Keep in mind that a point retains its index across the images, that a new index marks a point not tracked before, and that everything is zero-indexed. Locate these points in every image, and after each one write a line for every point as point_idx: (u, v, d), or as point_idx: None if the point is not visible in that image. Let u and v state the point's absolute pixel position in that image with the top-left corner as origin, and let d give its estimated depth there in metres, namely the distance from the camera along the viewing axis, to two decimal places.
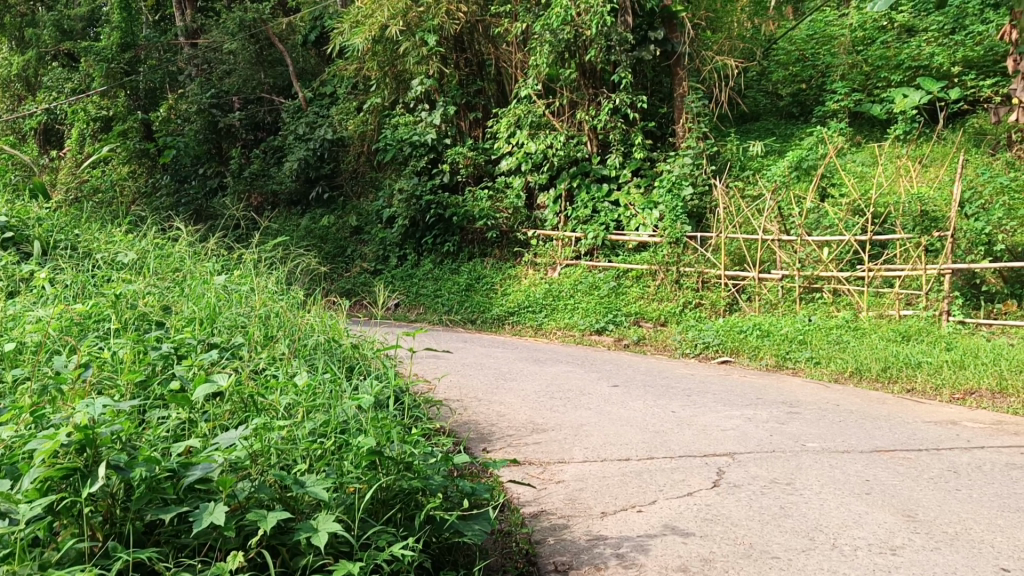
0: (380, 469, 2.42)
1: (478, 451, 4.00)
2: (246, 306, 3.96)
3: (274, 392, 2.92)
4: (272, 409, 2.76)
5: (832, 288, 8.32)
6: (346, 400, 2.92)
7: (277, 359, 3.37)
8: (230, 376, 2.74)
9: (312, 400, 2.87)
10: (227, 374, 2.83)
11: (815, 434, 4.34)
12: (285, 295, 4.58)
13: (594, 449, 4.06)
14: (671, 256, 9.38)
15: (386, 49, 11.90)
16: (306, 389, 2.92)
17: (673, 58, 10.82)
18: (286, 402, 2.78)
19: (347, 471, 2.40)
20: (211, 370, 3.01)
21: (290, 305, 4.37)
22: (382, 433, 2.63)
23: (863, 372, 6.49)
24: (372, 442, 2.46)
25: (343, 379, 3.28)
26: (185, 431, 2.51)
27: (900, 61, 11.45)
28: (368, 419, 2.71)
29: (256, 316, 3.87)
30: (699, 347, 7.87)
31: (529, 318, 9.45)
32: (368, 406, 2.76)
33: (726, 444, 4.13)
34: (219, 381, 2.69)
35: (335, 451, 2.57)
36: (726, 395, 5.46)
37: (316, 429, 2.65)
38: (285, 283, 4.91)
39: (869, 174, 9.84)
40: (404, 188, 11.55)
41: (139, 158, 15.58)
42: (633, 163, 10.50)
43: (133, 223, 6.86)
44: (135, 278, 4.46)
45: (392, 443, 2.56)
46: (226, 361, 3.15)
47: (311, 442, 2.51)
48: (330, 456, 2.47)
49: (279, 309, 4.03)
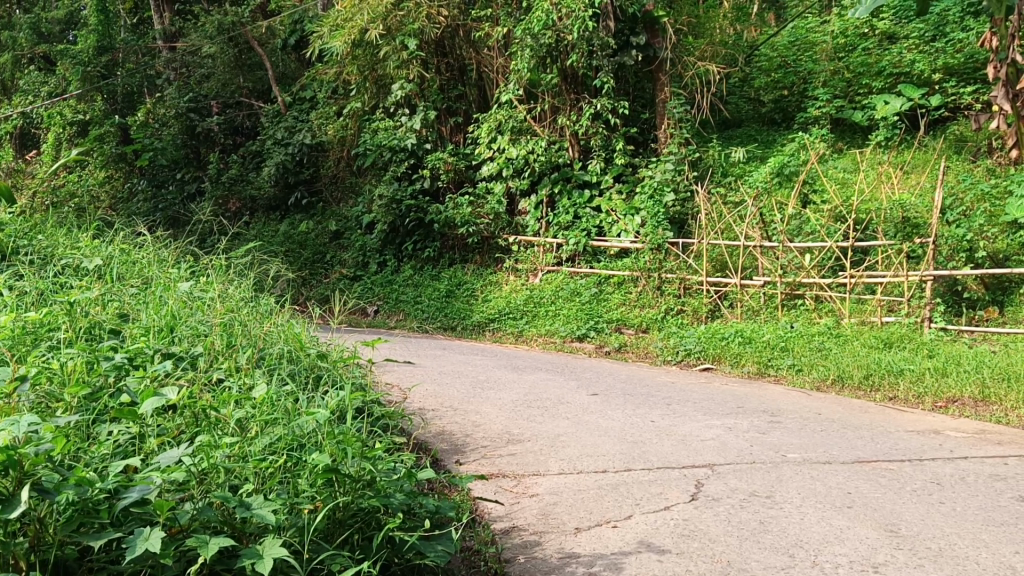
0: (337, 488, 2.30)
1: (450, 463, 3.88)
2: (206, 313, 3.85)
3: (231, 405, 2.80)
4: (225, 422, 2.64)
5: (814, 294, 8.25)
6: (306, 411, 2.80)
7: (237, 370, 3.25)
8: (181, 390, 2.63)
9: (269, 412, 2.76)
10: (179, 387, 2.71)
11: (796, 445, 4.25)
12: (250, 303, 4.46)
13: (570, 461, 3.95)
14: (653, 262, 9.26)
15: (366, 53, 11.77)
16: (263, 401, 2.81)
17: (655, 63, 10.80)
18: (240, 416, 2.67)
19: (303, 490, 2.29)
20: (164, 382, 2.89)
21: (256, 312, 4.26)
22: (340, 448, 2.51)
23: (845, 380, 6.42)
24: (329, 458, 2.35)
25: (305, 392, 3.16)
26: (131, 449, 2.41)
27: (881, 67, 11.42)
28: (326, 433, 2.59)
29: (217, 322, 3.76)
30: (680, 353, 7.78)
31: (510, 324, 9.34)
32: (325, 420, 2.64)
33: (705, 455, 4.03)
34: (169, 394, 2.59)
35: (290, 469, 2.45)
36: (706, 404, 5.36)
37: (272, 444, 2.54)
38: (254, 291, 4.78)
39: (850, 180, 9.81)
40: (384, 194, 11.44)
41: (116, 163, 15.37)
42: (615, 169, 10.42)
43: (102, 229, 6.69)
44: (97, 284, 4.33)
45: (350, 459, 2.43)
46: (182, 373, 3.03)
47: (263, 459, 2.39)
48: (283, 473, 2.36)
49: (243, 317, 3.91)
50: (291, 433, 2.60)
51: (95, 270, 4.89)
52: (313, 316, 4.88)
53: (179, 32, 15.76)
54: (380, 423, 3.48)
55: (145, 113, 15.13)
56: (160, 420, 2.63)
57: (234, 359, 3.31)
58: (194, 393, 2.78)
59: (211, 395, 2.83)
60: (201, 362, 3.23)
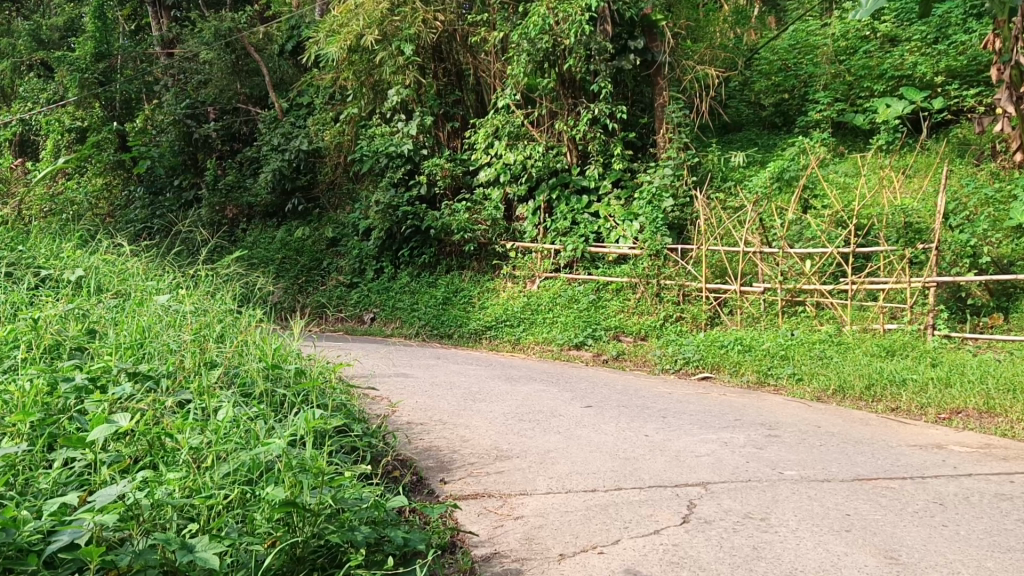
0: (293, 525, 2.31)
1: (435, 483, 3.76)
2: (178, 327, 3.78)
3: (185, 432, 2.77)
4: (177, 454, 2.63)
5: (815, 301, 8.12)
6: (266, 439, 2.79)
7: (205, 390, 3.19)
8: (133, 417, 2.64)
9: (228, 442, 2.74)
10: (133, 412, 2.71)
11: (793, 461, 4.11)
12: (230, 315, 4.38)
13: (559, 478, 3.82)
14: (651, 268, 9.13)
15: (362, 59, 11.66)
16: (221, 431, 2.78)
17: (653, 67, 10.66)
18: (196, 443, 2.66)
19: (258, 526, 2.30)
20: (122, 405, 2.88)
21: (233, 325, 4.16)
22: (298, 480, 2.49)
23: (846, 390, 6.28)
24: (285, 494, 2.36)
25: (272, 414, 3.11)
26: (81, 479, 2.40)
27: (883, 70, 11.29)
28: (285, 465, 2.57)
29: (188, 337, 3.67)
30: (679, 362, 7.65)
31: (507, 332, 9.22)
32: (281, 450, 2.63)
33: (698, 472, 3.91)
34: (121, 422, 2.59)
35: (244, 502, 2.45)
36: (703, 417, 5.23)
37: (226, 476, 2.54)
38: (236, 304, 4.67)
39: (852, 185, 9.66)
40: (381, 200, 11.31)
41: (113, 170, 15.27)
42: (613, 174, 10.27)
43: (92, 240, 6.56)
44: (75, 300, 4.23)
45: (310, 491, 2.45)
46: (143, 394, 3.01)
47: (215, 493, 2.39)
48: (237, 510, 2.36)
49: (216, 333, 3.85)
50: (247, 464, 2.60)
51: (78, 284, 4.78)
52: (297, 327, 4.77)
53: (176, 38, 15.67)
54: (355, 443, 3.43)
55: (143, 120, 15.04)
56: (115, 448, 2.61)
57: (201, 376, 3.26)
58: (146, 421, 2.76)
59: (169, 422, 2.80)
60: (167, 383, 3.19)
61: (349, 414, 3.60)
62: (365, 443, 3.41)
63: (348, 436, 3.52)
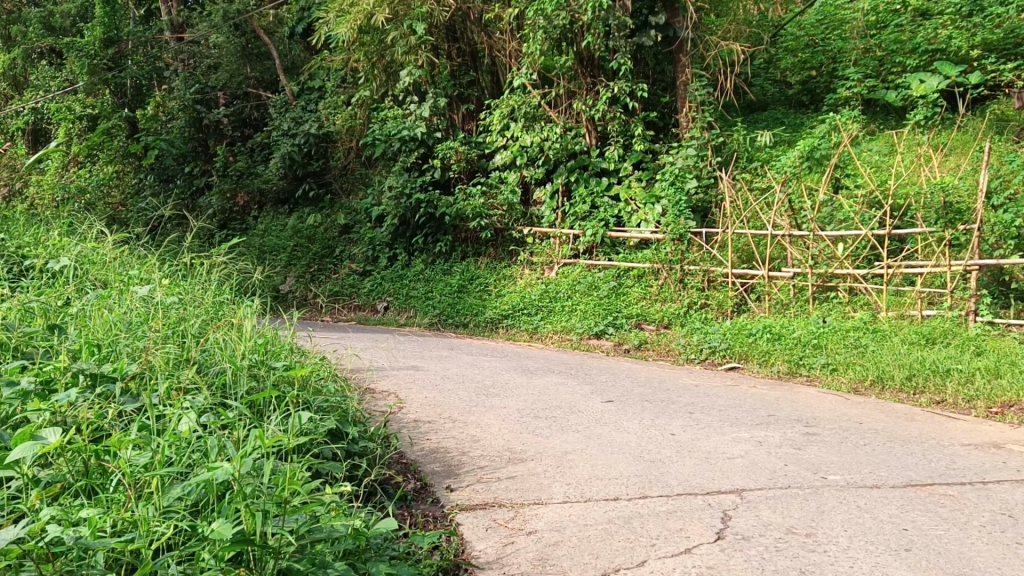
0: (250, 564, 2.04)
1: (441, 491, 3.43)
2: (148, 320, 3.46)
3: (130, 450, 2.48)
4: (116, 477, 2.35)
5: (848, 286, 7.69)
6: (224, 458, 2.47)
7: (171, 393, 2.88)
8: (63, 435, 2.43)
9: (180, 463, 2.43)
10: (59, 430, 2.47)
11: (837, 464, 3.71)
12: (214, 308, 4.05)
13: (577, 485, 3.46)
14: (674, 253, 8.74)
15: (374, 40, 11.24)
16: (174, 451, 2.47)
17: (675, 44, 10.19)
18: (140, 463, 2.37)
19: (205, 569, 2.00)
20: (65, 413, 2.63)
21: (216, 318, 3.83)
22: (254, 510, 2.18)
23: (885, 381, 5.87)
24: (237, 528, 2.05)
25: (248, 422, 2.79)
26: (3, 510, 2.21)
27: (916, 44, 10.77)
28: (241, 491, 2.25)
29: (156, 332, 3.33)
30: (705, 351, 7.25)
31: (524, 320, 8.86)
32: (233, 472, 2.31)
33: (732, 477, 3.52)
34: (49, 440, 2.41)
35: (189, 539, 2.17)
36: (734, 413, 4.83)
37: (172, 504, 2.24)
38: (228, 296, 4.37)
39: (885, 163, 9.17)
40: (394, 186, 10.98)
41: (124, 159, 15.00)
42: (634, 156, 9.87)
43: (89, 228, 6.25)
44: (51, 292, 3.95)
45: (271, 523, 2.14)
46: (92, 401, 2.73)
47: (155, 529, 2.11)
48: (179, 549, 2.06)
49: (195, 326, 3.52)
50: (196, 493, 2.28)
51: (63, 274, 4.48)
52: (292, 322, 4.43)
53: (186, 22, 15.38)
54: (342, 453, 3.12)
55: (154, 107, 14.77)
56: (52, 468, 2.37)
57: (165, 378, 2.95)
58: (81, 437, 2.49)
59: (113, 438, 2.51)
60: (126, 388, 2.89)
61: (336, 417, 3.28)
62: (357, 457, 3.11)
63: (336, 443, 3.22)
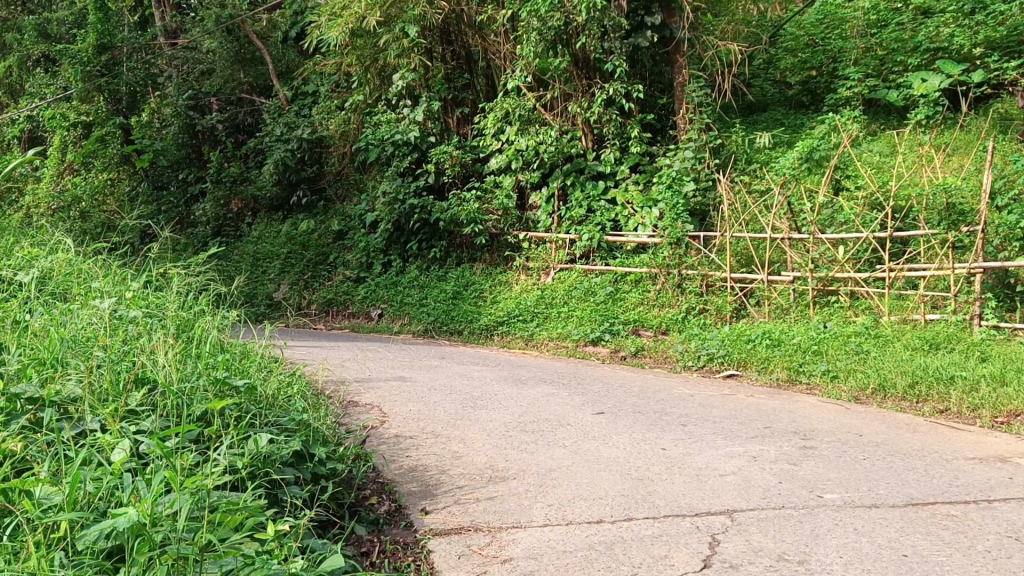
0: None
1: (416, 513, 3.25)
2: (101, 338, 3.28)
3: (44, 486, 2.30)
4: (19, 520, 2.17)
5: (849, 290, 7.50)
6: (148, 495, 2.30)
7: (117, 414, 2.72)
8: None
9: (100, 502, 2.26)
10: None
11: (835, 482, 3.52)
12: (180, 327, 3.86)
13: (558, 507, 3.27)
14: (671, 258, 8.55)
15: (367, 44, 11.09)
16: (96, 486, 2.30)
17: (672, 44, 9.96)
18: (51, 503, 2.19)
19: None
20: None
21: (181, 340, 3.64)
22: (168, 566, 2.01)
23: (887, 389, 5.67)
24: None
25: (188, 448, 2.62)
26: None
27: (917, 42, 10.59)
28: (156, 540, 2.08)
29: (107, 350, 3.16)
30: (702, 358, 7.06)
31: (519, 327, 8.69)
32: (141, 519, 2.11)
33: (721, 497, 3.34)
34: None
35: None
36: (729, 425, 4.64)
37: (82, 551, 2.07)
38: (200, 310, 4.22)
39: (887, 165, 8.98)
40: (388, 191, 10.76)
41: (119, 166, 14.84)
42: (631, 159, 9.70)
43: (70, 239, 6.05)
44: (16, 308, 3.80)
45: None
46: (19, 430, 2.56)
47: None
48: None
49: (160, 340, 3.36)
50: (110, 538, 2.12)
51: (28, 291, 4.26)
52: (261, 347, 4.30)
53: (180, 28, 15.25)
54: (306, 476, 2.95)
55: (149, 113, 14.63)
56: None
57: (110, 401, 2.79)
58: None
59: (27, 473, 2.33)
60: (62, 412, 2.72)
61: (302, 437, 3.11)
62: (317, 483, 2.94)
63: (300, 464, 3.05)
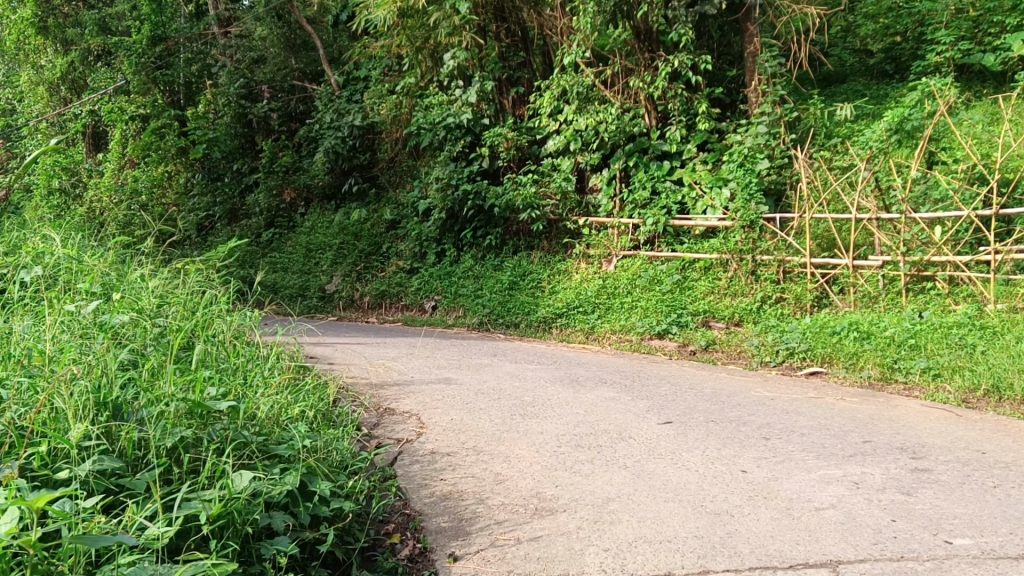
0: None
1: (441, 562, 2.66)
2: (38, 359, 2.78)
3: None
4: None
5: (947, 275, 6.66)
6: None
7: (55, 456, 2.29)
8: None
9: None
10: None
11: (964, 521, 2.83)
12: (168, 344, 3.37)
13: (616, 553, 2.67)
14: (745, 242, 7.80)
15: (417, 23, 10.56)
16: None
17: (741, 12, 9.05)
18: None
19: None
20: None
21: (169, 360, 3.17)
22: None
23: (1002, 391, 4.90)
24: None
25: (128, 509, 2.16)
26: None
27: (1017, 0, 9.53)
28: None
29: (65, 369, 2.71)
30: (781, 353, 6.33)
31: (580, 320, 8.04)
32: None
33: (821, 542, 2.68)
34: None
35: None
36: (820, 439, 3.95)
37: None
38: (205, 329, 3.73)
39: (988, 134, 8.08)
40: (439, 177, 10.17)
41: (176, 158, 14.44)
42: (698, 137, 8.93)
43: (92, 241, 5.53)
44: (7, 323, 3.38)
45: None
46: None
47: None
48: None
49: (149, 366, 2.98)
50: None
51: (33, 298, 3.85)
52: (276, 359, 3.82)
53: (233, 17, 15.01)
54: (299, 522, 2.45)
55: (204, 105, 14.32)
56: None
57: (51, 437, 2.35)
58: None
59: None
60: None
61: (300, 472, 2.61)
62: (309, 533, 2.44)
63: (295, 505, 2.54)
